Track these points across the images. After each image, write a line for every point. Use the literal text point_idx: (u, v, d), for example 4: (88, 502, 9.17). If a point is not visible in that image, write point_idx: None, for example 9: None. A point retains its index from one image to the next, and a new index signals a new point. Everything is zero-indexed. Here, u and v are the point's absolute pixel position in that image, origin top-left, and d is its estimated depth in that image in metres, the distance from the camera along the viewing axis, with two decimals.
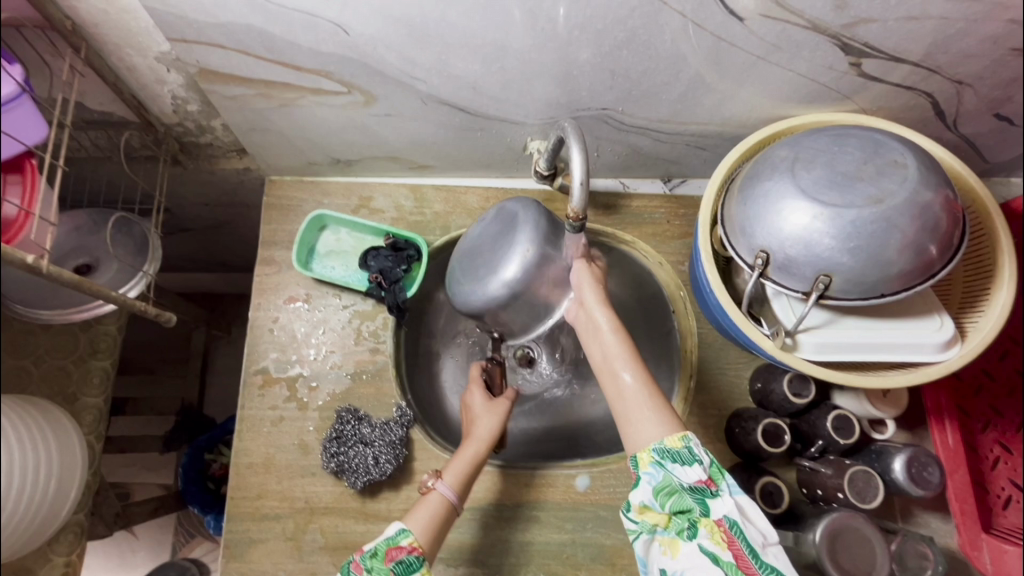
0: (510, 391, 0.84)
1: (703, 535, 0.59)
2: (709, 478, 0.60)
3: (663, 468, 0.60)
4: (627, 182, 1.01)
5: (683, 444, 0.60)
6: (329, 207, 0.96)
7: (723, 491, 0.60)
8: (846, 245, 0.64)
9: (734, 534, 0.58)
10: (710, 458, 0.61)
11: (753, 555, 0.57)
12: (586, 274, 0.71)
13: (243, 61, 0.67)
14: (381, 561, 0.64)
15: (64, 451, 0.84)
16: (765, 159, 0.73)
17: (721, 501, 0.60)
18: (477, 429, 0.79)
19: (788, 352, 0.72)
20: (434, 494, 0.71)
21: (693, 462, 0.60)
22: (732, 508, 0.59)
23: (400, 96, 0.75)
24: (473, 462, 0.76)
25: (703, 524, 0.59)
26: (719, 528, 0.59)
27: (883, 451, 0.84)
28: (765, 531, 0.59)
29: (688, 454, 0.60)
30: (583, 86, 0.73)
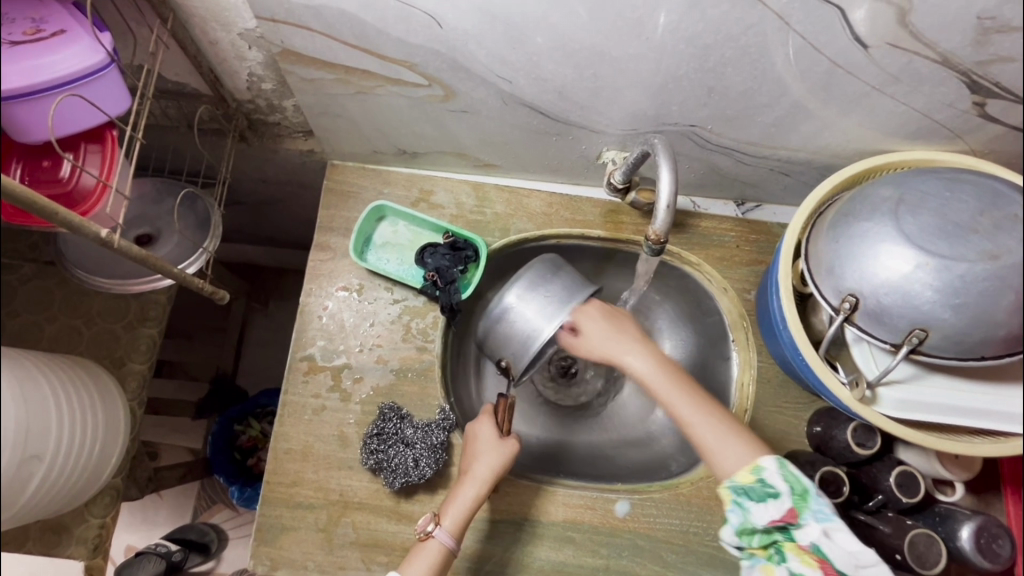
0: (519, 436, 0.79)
1: (791, 559, 0.62)
2: (790, 511, 0.61)
3: (743, 510, 0.62)
4: (698, 202, 0.97)
5: (756, 478, 0.62)
6: (389, 198, 0.94)
7: (807, 519, 0.61)
8: (949, 301, 0.60)
9: (821, 557, 0.60)
10: (789, 486, 0.61)
11: (842, 574, 0.60)
12: (478, 446, 0.78)
13: (329, 46, 0.65)
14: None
15: (107, 417, 0.83)
16: (866, 195, 0.68)
17: (804, 531, 0.61)
18: (477, 466, 0.76)
19: (866, 405, 0.68)
20: (431, 542, 0.72)
21: (770, 498, 0.61)
22: (818, 534, 0.60)
23: (481, 94, 0.72)
24: (474, 503, 0.74)
25: (790, 548, 0.62)
26: (806, 554, 0.61)
27: (949, 516, 0.79)
28: (856, 551, 0.60)
29: (761, 488, 0.61)
30: (676, 100, 0.69)
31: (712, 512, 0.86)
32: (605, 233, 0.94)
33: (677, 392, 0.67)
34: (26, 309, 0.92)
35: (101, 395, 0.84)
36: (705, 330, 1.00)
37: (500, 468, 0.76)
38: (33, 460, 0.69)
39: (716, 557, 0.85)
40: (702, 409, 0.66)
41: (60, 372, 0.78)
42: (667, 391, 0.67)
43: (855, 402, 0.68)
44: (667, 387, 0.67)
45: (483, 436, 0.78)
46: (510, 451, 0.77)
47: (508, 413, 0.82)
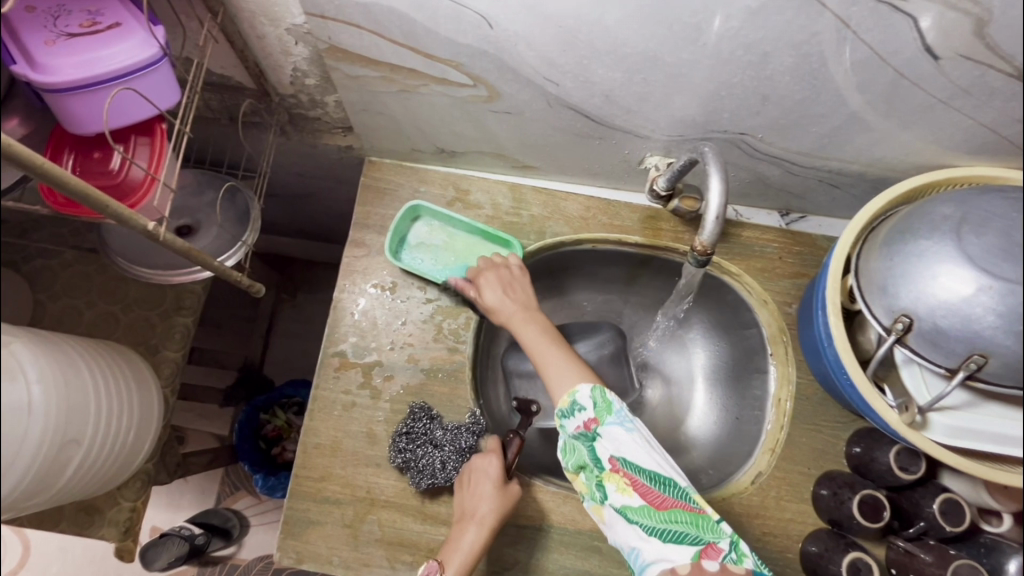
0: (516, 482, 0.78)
1: (611, 488, 0.64)
2: (591, 420, 0.65)
3: (563, 426, 0.68)
4: (740, 211, 0.95)
5: (570, 400, 0.67)
6: (425, 196, 0.94)
7: (602, 433, 0.65)
8: (1014, 327, 0.56)
9: (631, 476, 0.63)
10: (593, 399, 0.66)
11: (656, 487, 0.63)
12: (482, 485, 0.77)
13: (375, 43, 0.65)
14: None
15: (142, 404, 0.84)
16: (925, 212, 0.65)
17: (602, 443, 0.65)
18: (478, 508, 0.75)
19: (915, 430, 0.65)
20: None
21: (578, 412, 0.67)
22: (610, 446, 0.64)
23: (526, 95, 0.71)
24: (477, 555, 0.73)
25: (608, 478, 0.65)
26: (618, 476, 0.64)
27: (995, 548, 0.76)
28: (653, 456, 0.63)
29: (571, 407, 0.67)
30: (727, 108, 0.67)
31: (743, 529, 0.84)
32: (643, 240, 0.92)
33: (549, 342, 0.75)
34: (66, 294, 0.94)
35: (137, 382, 0.85)
36: (741, 343, 0.98)
37: (500, 510, 0.75)
38: (69, 446, 0.70)
39: None
40: (571, 357, 0.72)
41: (100, 359, 0.79)
42: (542, 346, 0.74)
43: (904, 426, 0.65)
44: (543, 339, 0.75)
45: (486, 472, 0.78)
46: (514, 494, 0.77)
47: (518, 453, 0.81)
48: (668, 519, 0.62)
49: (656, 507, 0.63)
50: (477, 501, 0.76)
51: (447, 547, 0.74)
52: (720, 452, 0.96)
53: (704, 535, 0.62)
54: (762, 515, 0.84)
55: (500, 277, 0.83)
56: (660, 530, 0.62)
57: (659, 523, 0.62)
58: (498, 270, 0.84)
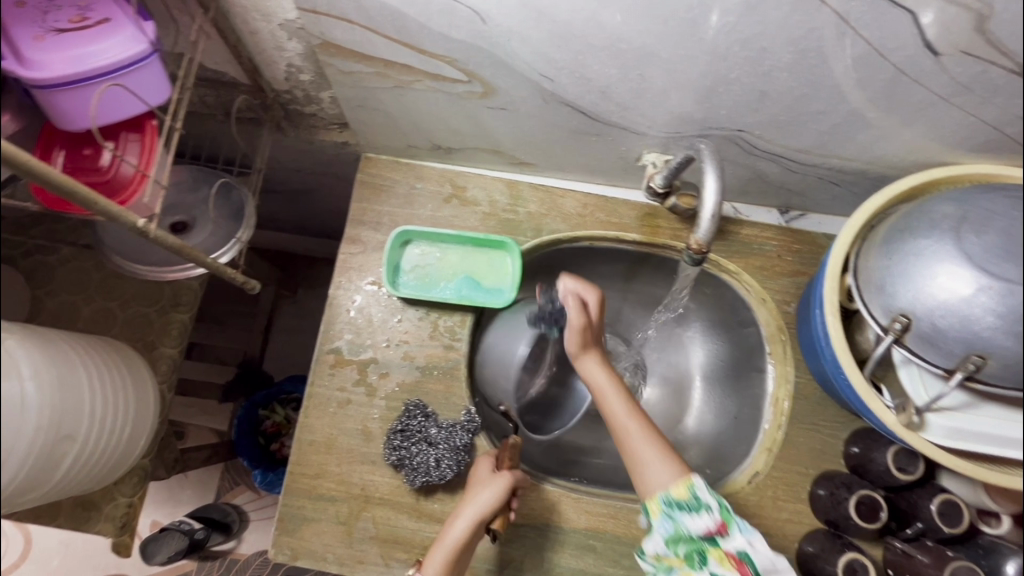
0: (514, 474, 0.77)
1: (714, 563, 0.66)
2: (720, 522, 0.66)
3: (673, 518, 0.67)
4: (739, 208, 0.94)
5: (690, 494, 0.67)
6: (422, 193, 0.93)
7: (734, 532, 0.66)
8: (1013, 328, 0.56)
9: (740, 561, 0.66)
10: (718, 502, 0.67)
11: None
12: (476, 483, 0.77)
13: (369, 39, 0.64)
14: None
15: (138, 399, 0.85)
16: (924, 211, 0.64)
17: (731, 541, 0.66)
18: (467, 506, 0.75)
19: (913, 431, 0.64)
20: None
21: (701, 509, 0.66)
22: (744, 543, 0.66)
23: (521, 91, 0.70)
24: (458, 552, 0.73)
25: (713, 554, 0.66)
26: (726, 556, 0.66)
27: (993, 550, 0.75)
28: (772, 558, 0.67)
29: (695, 502, 0.66)
30: (725, 104, 0.67)
31: None
32: (641, 237, 0.92)
33: (652, 438, 0.71)
34: (64, 290, 0.94)
35: (133, 377, 0.85)
36: (739, 342, 0.97)
37: (489, 508, 0.74)
38: (63, 442, 0.70)
39: None
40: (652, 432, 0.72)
41: (95, 354, 0.79)
42: (636, 435, 0.71)
43: (901, 428, 0.65)
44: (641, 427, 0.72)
45: (483, 474, 0.78)
46: (502, 488, 0.75)
47: (513, 454, 0.78)
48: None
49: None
50: (468, 497, 0.76)
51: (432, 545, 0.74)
52: (717, 452, 0.95)
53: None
54: (758, 515, 0.83)
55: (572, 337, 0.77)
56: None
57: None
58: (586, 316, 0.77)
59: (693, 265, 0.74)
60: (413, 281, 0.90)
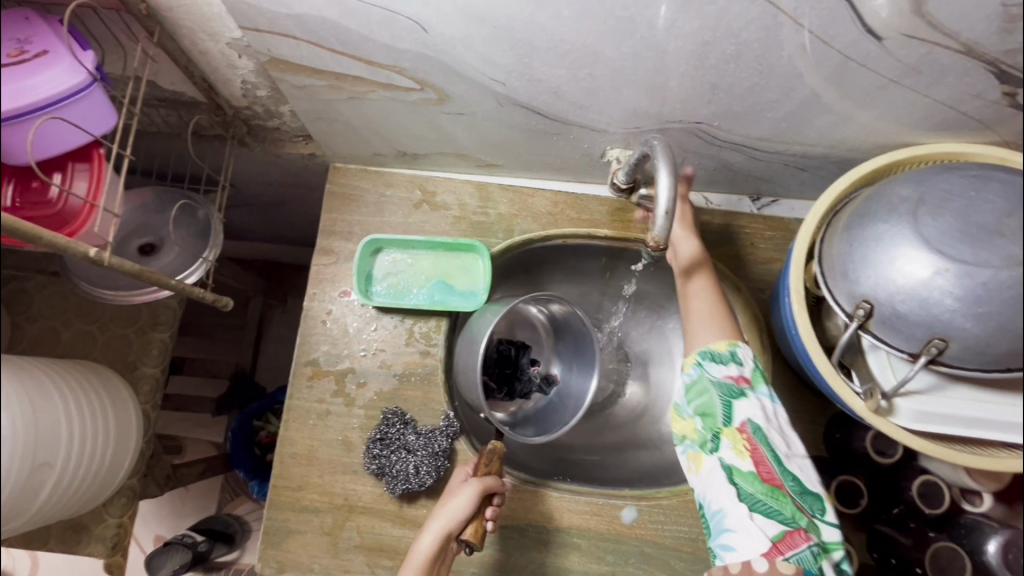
0: (485, 480, 0.75)
1: (727, 445, 0.70)
2: (742, 377, 0.73)
3: (701, 367, 0.75)
4: (710, 197, 0.93)
5: (726, 349, 0.74)
6: (391, 200, 0.93)
7: (750, 394, 0.72)
8: (971, 309, 0.55)
9: (751, 441, 0.69)
10: (750, 364, 0.74)
11: (773, 462, 0.68)
12: (446, 495, 0.76)
13: (316, 54, 0.64)
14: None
15: (119, 422, 0.86)
16: (882, 196, 0.64)
17: (748, 403, 0.71)
18: (434, 518, 0.74)
19: (882, 416, 0.64)
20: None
21: (730, 363, 0.74)
22: (756, 412, 0.70)
23: (475, 96, 0.70)
24: (427, 565, 0.71)
25: (727, 435, 0.70)
26: (741, 438, 0.69)
27: (976, 528, 0.74)
28: (786, 446, 0.70)
29: (727, 356, 0.74)
30: (678, 98, 0.66)
31: None
32: (613, 233, 0.92)
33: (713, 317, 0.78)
34: (42, 316, 0.94)
35: (113, 401, 0.86)
36: None
37: (457, 517, 0.72)
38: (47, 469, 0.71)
39: None
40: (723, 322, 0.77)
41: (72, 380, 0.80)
42: (707, 315, 0.78)
43: (870, 414, 0.64)
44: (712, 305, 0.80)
45: (456, 485, 0.77)
46: (472, 496, 0.74)
47: (489, 463, 0.78)
48: (770, 494, 0.66)
49: (764, 480, 0.67)
50: (437, 510, 0.74)
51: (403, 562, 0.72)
52: None
53: (789, 516, 0.65)
54: None
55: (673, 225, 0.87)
56: (762, 501, 0.66)
57: (761, 495, 0.67)
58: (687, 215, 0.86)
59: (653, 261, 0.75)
60: (387, 290, 0.90)
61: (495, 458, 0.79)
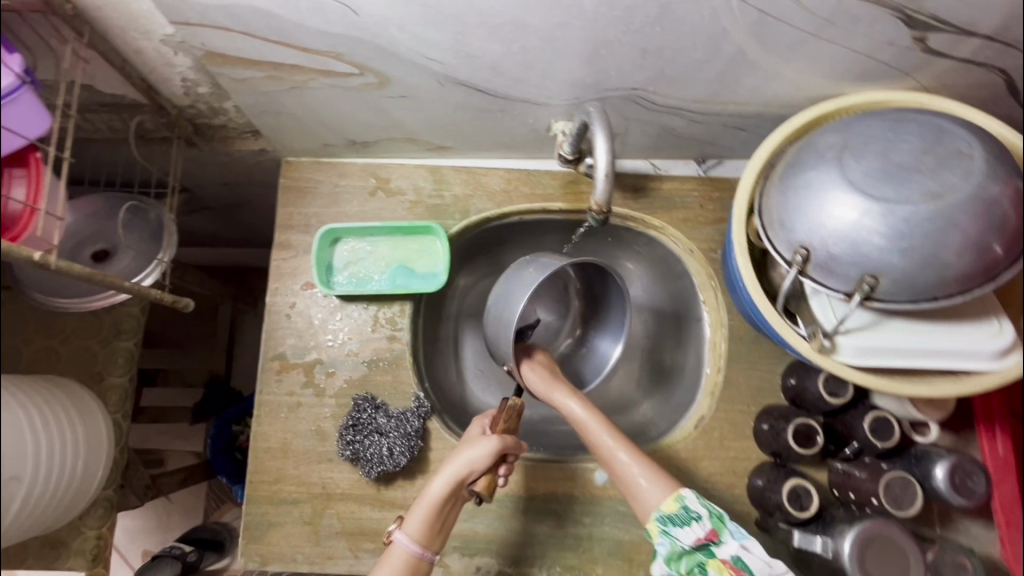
0: (505, 441, 0.74)
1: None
2: (711, 530, 0.67)
3: (669, 536, 0.68)
4: (658, 163, 0.96)
5: (679, 506, 0.69)
6: (346, 190, 0.93)
7: (726, 538, 0.67)
8: (896, 245, 0.59)
9: (740, 570, 0.65)
10: (710, 510, 0.68)
11: None
12: (461, 444, 0.75)
13: (250, 44, 0.64)
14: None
15: (90, 432, 0.86)
16: (810, 146, 0.66)
17: (723, 547, 0.67)
18: (449, 463, 0.73)
19: (826, 355, 0.67)
20: (396, 548, 0.71)
21: (693, 521, 0.68)
22: (737, 548, 0.66)
23: (415, 77, 0.71)
24: (438, 507, 0.72)
25: (713, 567, 0.67)
26: (728, 569, 0.66)
27: (924, 456, 0.79)
28: (769, 561, 0.66)
29: (685, 515, 0.68)
30: (612, 65, 0.68)
31: (690, 471, 0.87)
32: (566, 205, 0.94)
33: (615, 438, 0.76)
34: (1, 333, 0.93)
35: (81, 412, 0.86)
36: (678, 295, 1.00)
37: (473, 465, 0.72)
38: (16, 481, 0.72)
39: None
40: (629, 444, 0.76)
41: (38, 393, 0.80)
42: (613, 446, 0.76)
43: (815, 354, 0.68)
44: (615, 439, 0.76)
45: (473, 437, 0.76)
46: (489, 450, 0.73)
47: (509, 417, 0.76)
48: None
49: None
50: (450, 457, 0.74)
51: (415, 500, 0.74)
52: (667, 403, 0.98)
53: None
54: (708, 456, 0.88)
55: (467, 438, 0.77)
56: None
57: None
58: (537, 368, 0.85)
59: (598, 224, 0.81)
60: (348, 279, 0.91)
61: (515, 415, 0.77)
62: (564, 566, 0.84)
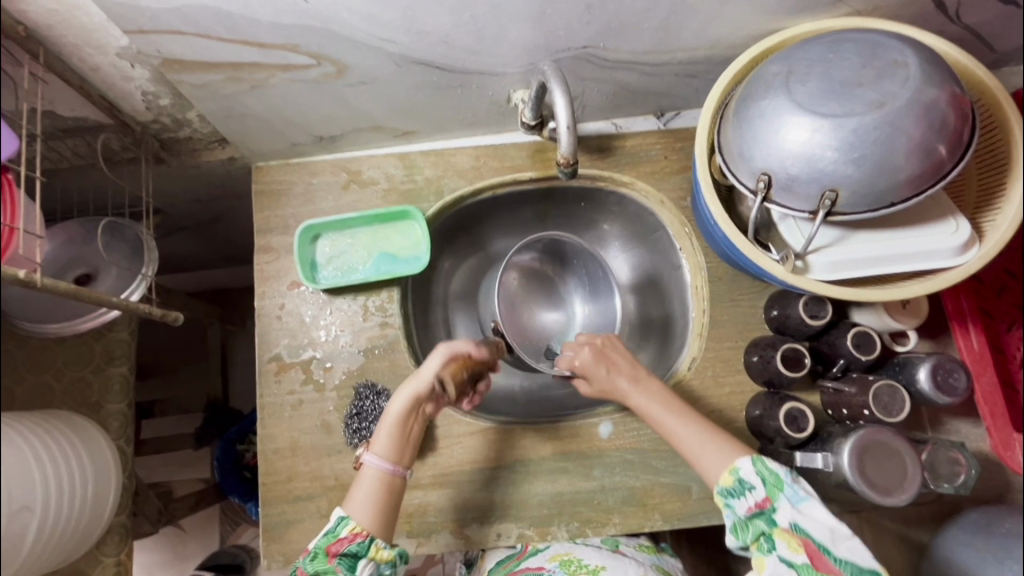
0: (456, 351, 0.80)
1: (780, 545, 0.65)
2: (765, 497, 0.67)
3: (730, 506, 0.69)
4: (619, 122, 0.98)
5: (735, 478, 0.69)
6: (319, 187, 0.94)
7: (779, 503, 0.66)
8: (849, 156, 0.62)
9: (804, 537, 0.64)
10: (764, 478, 0.67)
11: (824, 549, 0.63)
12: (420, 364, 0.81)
13: (206, 46, 0.65)
14: (325, 558, 0.68)
15: (96, 459, 0.87)
16: (758, 78, 0.69)
17: (780, 514, 0.66)
18: (407, 383, 0.79)
19: (800, 275, 0.70)
20: (367, 469, 0.74)
21: (746, 491, 0.68)
22: (793, 514, 0.65)
23: (372, 61, 0.72)
24: (402, 422, 0.77)
25: (777, 535, 0.66)
26: (789, 535, 0.65)
27: (907, 363, 0.83)
28: (832, 524, 0.64)
29: (740, 486, 0.68)
30: (560, 25, 0.70)
31: None
32: (537, 173, 0.96)
33: (675, 413, 0.75)
34: None
35: (86, 441, 0.87)
36: (654, 249, 1.04)
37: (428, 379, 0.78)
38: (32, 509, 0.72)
39: None
40: (701, 426, 0.74)
41: (40, 424, 0.81)
42: (664, 407, 0.76)
43: (789, 275, 0.70)
44: (685, 421, 0.75)
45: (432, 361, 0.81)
46: (440, 363, 0.79)
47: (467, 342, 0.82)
48: None
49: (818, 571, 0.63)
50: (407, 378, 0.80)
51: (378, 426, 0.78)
52: (660, 353, 1.01)
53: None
54: (704, 396, 0.90)
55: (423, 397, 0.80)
56: None
57: None
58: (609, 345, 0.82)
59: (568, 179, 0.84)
60: (333, 272, 0.92)
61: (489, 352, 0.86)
62: (581, 520, 0.86)
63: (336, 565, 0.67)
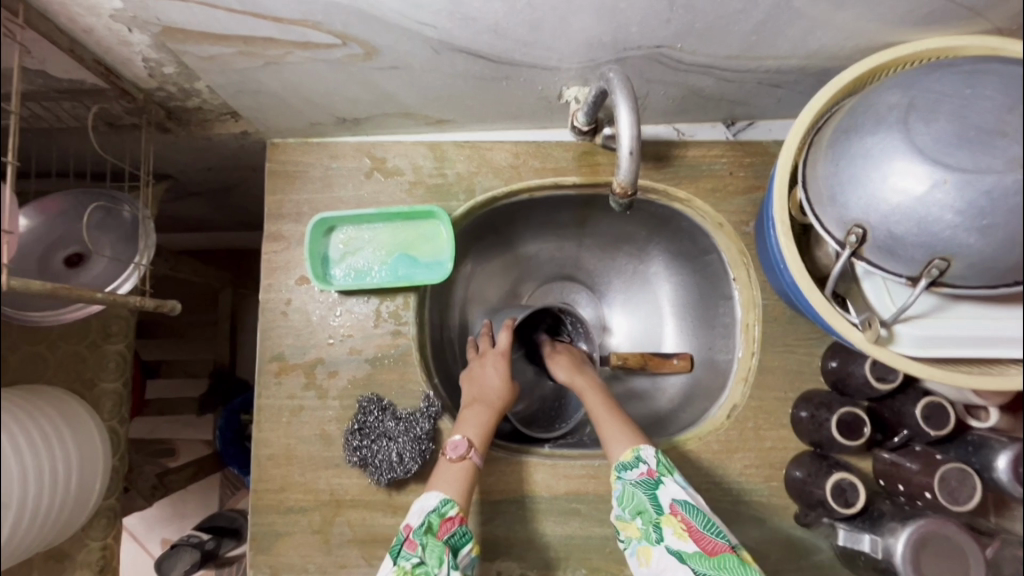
0: (506, 347, 0.87)
1: (667, 532, 0.62)
2: (649, 471, 0.66)
3: (619, 478, 0.67)
4: (682, 128, 0.87)
5: (634, 454, 0.67)
6: (339, 172, 0.85)
7: (666, 481, 0.65)
8: (974, 222, 0.50)
9: (687, 518, 0.62)
10: (658, 455, 0.67)
11: (709, 533, 0.61)
12: (481, 360, 0.85)
13: (212, 16, 0.56)
14: (435, 536, 0.65)
15: (81, 445, 0.78)
16: (867, 106, 0.57)
17: (666, 489, 0.64)
18: (486, 391, 0.81)
19: (882, 346, 0.60)
20: (467, 462, 0.73)
21: (639, 463, 0.67)
22: (677, 492, 0.64)
23: (405, 45, 0.62)
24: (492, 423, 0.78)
25: (665, 521, 0.63)
26: (677, 519, 0.62)
27: (983, 445, 0.71)
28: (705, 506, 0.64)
29: (634, 459, 0.67)
30: (633, 20, 0.59)
31: (722, 466, 0.81)
32: (581, 179, 0.85)
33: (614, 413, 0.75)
34: None
35: (70, 424, 0.77)
36: (705, 271, 0.93)
37: (504, 392, 0.82)
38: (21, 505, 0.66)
39: (733, 512, 0.80)
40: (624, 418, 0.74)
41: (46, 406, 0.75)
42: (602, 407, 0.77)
43: (870, 345, 0.60)
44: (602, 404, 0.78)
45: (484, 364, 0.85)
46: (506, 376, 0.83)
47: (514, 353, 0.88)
48: (719, 564, 0.59)
49: (709, 553, 0.59)
50: (470, 375, 0.84)
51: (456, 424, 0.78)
52: (693, 387, 0.94)
53: None
54: (741, 448, 0.82)
55: (474, 370, 0.84)
56: None
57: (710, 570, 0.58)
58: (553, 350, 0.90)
59: (620, 209, 0.76)
60: (346, 272, 0.84)
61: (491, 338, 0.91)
62: (590, 568, 0.79)
63: (445, 546, 0.65)
